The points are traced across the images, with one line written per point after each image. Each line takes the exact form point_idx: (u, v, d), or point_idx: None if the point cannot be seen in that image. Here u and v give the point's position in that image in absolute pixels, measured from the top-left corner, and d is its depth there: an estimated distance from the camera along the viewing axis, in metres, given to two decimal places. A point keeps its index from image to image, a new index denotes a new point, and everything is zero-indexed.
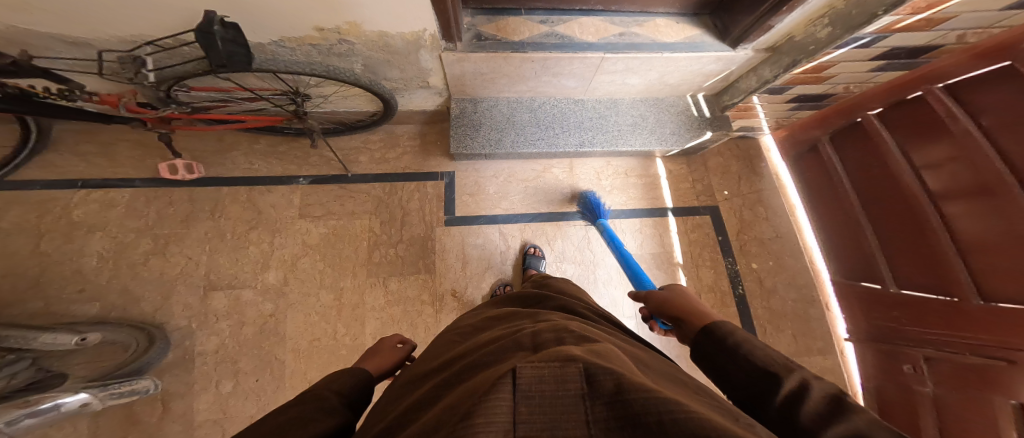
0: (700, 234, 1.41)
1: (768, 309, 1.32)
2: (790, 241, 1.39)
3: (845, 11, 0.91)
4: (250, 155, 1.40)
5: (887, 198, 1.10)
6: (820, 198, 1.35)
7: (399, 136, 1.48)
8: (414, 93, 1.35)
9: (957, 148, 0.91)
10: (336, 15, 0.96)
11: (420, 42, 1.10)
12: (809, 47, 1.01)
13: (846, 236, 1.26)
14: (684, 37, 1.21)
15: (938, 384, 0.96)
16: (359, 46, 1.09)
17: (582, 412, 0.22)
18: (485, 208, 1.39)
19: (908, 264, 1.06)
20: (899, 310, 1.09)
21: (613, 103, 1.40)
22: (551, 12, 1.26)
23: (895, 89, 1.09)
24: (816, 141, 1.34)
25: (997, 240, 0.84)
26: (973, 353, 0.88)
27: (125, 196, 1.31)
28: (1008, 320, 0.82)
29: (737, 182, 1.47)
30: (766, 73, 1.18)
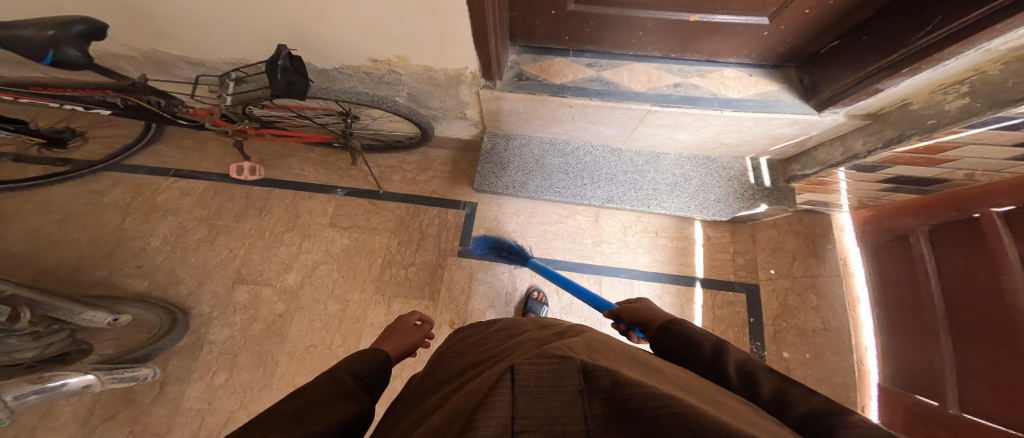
0: (728, 312, 1.22)
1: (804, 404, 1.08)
2: (839, 339, 1.15)
3: (995, 80, 0.71)
4: (304, 161, 1.53)
5: (977, 302, 0.80)
6: (895, 291, 1.04)
7: (434, 160, 1.51)
8: (451, 122, 1.37)
9: None
10: (388, 49, 1.02)
11: (461, 79, 1.13)
12: (928, 121, 0.82)
13: (923, 345, 0.93)
14: (755, 93, 1.07)
15: None
16: (407, 78, 1.14)
17: (578, 406, 0.17)
18: (500, 245, 1.36)
19: (982, 387, 0.76)
20: (950, 434, 0.81)
21: (654, 158, 1.29)
22: (600, 55, 1.21)
23: None
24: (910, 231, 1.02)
25: None
26: None
27: (200, 187, 1.50)
28: None
29: (790, 260, 1.27)
30: (856, 145, 1.01)
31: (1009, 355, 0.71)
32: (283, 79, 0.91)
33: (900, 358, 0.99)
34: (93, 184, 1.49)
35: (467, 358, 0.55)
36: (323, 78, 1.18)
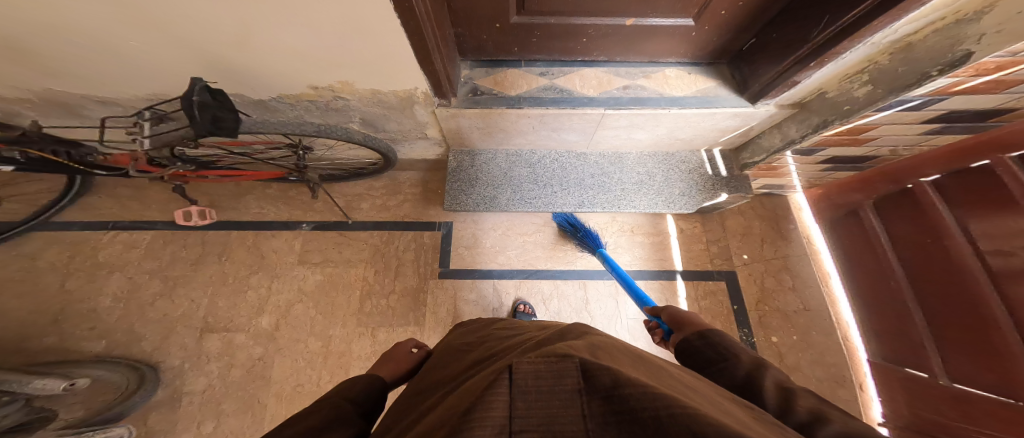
0: (712, 302, 1.24)
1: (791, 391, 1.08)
2: (819, 316, 1.19)
3: (890, 68, 0.79)
4: (261, 199, 1.44)
5: (938, 276, 0.88)
6: (857, 269, 1.13)
7: (403, 183, 1.47)
8: (414, 144, 1.33)
9: None
10: (329, 75, 0.98)
11: (413, 99, 1.10)
12: (843, 107, 0.89)
13: (890, 313, 1.01)
14: (695, 90, 1.12)
15: None
16: (356, 102, 1.10)
17: (579, 407, 0.19)
18: (481, 262, 1.33)
19: (961, 358, 0.82)
20: (945, 407, 0.86)
21: (618, 158, 1.32)
22: (551, 64, 1.23)
23: (955, 154, 0.91)
24: (857, 206, 1.14)
25: None
26: None
27: (146, 238, 1.37)
28: None
29: (759, 245, 1.31)
30: (791, 132, 1.06)
31: (978, 323, 0.79)
32: (204, 116, 0.81)
33: (870, 326, 1.08)
34: (23, 248, 1.33)
35: (462, 364, 0.51)
36: (266, 111, 1.12)
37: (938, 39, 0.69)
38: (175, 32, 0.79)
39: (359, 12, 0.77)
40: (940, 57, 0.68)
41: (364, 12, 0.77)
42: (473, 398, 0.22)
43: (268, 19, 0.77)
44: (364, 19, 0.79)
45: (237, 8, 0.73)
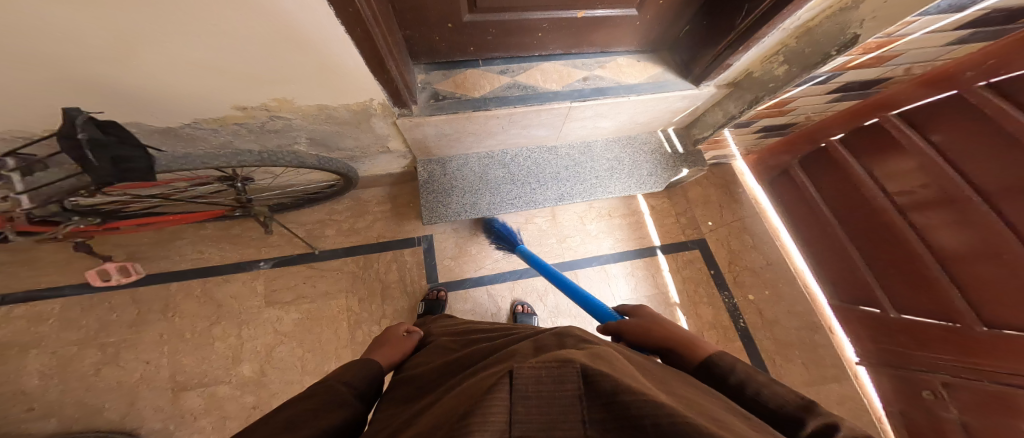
0: (692, 271, 1.36)
1: (775, 340, 1.23)
2: (783, 268, 1.31)
3: (798, 49, 0.94)
4: (199, 242, 1.21)
5: (860, 217, 1.16)
6: (798, 221, 1.37)
7: (368, 202, 1.35)
8: (376, 159, 1.22)
9: (922, 164, 0.99)
10: (259, 94, 0.82)
11: (369, 111, 0.99)
12: (769, 85, 1.02)
13: (837, 263, 1.25)
14: (648, 77, 1.19)
15: (962, 411, 0.90)
16: (298, 122, 0.94)
17: (578, 414, 0.21)
18: (469, 270, 1.30)
19: (903, 289, 1.06)
20: (904, 335, 1.07)
21: (586, 147, 1.36)
22: (509, 60, 1.22)
23: (848, 117, 1.18)
24: (787, 167, 1.40)
25: (974, 249, 0.88)
26: (990, 379, 0.85)
27: (55, 307, 1.08)
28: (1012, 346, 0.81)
29: (719, 211, 1.45)
30: (731, 109, 1.18)
31: (904, 253, 1.04)
32: (103, 161, 0.56)
33: (822, 276, 1.31)
34: None
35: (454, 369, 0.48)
36: (185, 144, 0.91)
37: (832, 24, 0.85)
38: (31, 73, 0.59)
39: (290, 18, 0.65)
40: (835, 39, 0.82)
41: (296, 19, 0.65)
42: (471, 402, 0.23)
43: (169, 36, 0.61)
44: (294, 27, 0.67)
45: (121, 31, 0.57)
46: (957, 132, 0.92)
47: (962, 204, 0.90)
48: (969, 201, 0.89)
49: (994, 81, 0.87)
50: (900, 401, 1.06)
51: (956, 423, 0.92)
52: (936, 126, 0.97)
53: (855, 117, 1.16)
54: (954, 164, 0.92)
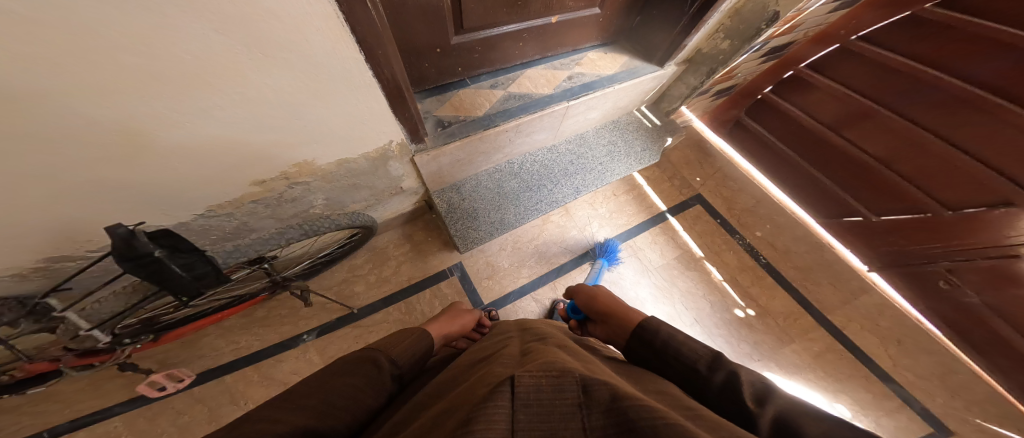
0: (702, 223, 1.62)
1: (795, 266, 1.53)
2: (768, 203, 1.68)
3: (733, 26, 1.18)
4: (229, 333, 1.12)
5: (810, 144, 1.62)
6: (764, 160, 1.81)
7: (386, 247, 1.32)
8: (388, 203, 1.16)
9: (840, 97, 1.45)
10: (276, 160, 0.74)
11: (387, 155, 0.95)
12: (719, 57, 1.26)
13: (818, 191, 1.65)
14: (620, 65, 1.33)
15: (981, 293, 1.25)
16: (317, 184, 0.88)
17: (578, 422, 0.25)
18: (510, 284, 1.32)
19: (875, 196, 1.48)
20: (892, 235, 1.44)
21: (581, 139, 1.48)
22: (495, 74, 1.24)
23: (772, 72, 1.60)
24: (737, 118, 1.84)
25: (898, 148, 1.34)
26: (981, 256, 1.21)
27: (116, 426, 0.96)
28: (976, 221, 1.19)
29: (700, 166, 1.78)
30: (692, 81, 1.41)
31: (862, 168, 1.47)
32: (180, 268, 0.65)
33: (810, 207, 1.71)
34: None
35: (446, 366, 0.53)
36: (196, 237, 0.80)
37: (753, 5, 1.09)
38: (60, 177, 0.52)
39: (319, 71, 0.62)
40: (762, 16, 1.08)
41: (327, 71, 0.62)
42: (476, 400, 0.27)
43: (190, 109, 0.54)
44: (321, 81, 0.64)
45: (127, 106, 0.48)
46: (855, 74, 1.39)
47: (876, 117, 1.36)
48: (879, 114, 1.35)
49: (861, 35, 1.33)
50: (922, 295, 1.40)
51: (980, 304, 1.25)
52: (838, 69, 1.43)
53: (779, 71, 1.59)
54: (862, 93, 1.38)
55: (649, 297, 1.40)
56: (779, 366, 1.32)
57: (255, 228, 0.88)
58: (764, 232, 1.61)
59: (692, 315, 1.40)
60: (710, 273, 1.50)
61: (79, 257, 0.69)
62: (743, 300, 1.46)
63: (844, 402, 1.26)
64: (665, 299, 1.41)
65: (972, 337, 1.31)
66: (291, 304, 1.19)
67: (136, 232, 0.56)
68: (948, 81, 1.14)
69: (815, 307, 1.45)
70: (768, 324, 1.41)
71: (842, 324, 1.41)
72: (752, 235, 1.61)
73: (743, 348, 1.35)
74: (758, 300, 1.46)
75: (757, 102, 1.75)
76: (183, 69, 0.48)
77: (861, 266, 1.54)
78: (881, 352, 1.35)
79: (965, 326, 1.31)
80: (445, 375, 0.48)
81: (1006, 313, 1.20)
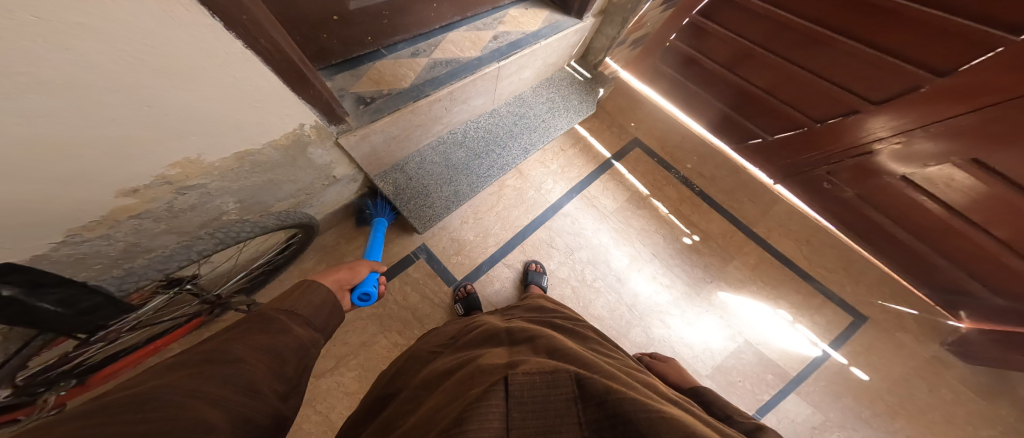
0: (643, 165, 1.75)
1: (722, 190, 1.73)
2: (692, 139, 1.86)
3: None
4: None
5: (712, 83, 1.81)
6: (681, 101, 1.99)
7: (337, 244, 1.21)
8: (324, 195, 1.05)
9: (726, 39, 1.63)
10: (142, 163, 0.57)
11: (303, 140, 0.83)
12: (627, 6, 1.34)
13: (725, 122, 1.87)
14: (543, 21, 1.34)
15: (852, 187, 1.53)
16: (217, 184, 0.73)
17: (576, 415, 0.25)
18: (479, 255, 1.31)
19: (767, 120, 1.70)
20: (784, 150, 1.70)
21: (519, 100, 1.48)
22: (413, 41, 1.15)
23: (672, 21, 1.75)
24: (653, 65, 1.99)
25: (774, 79, 1.56)
26: (847, 156, 1.49)
27: None
28: (839, 129, 1.46)
29: (634, 112, 1.90)
30: (610, 33, 1.49)
31: (752, 98, 1.69)
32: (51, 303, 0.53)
33: (723, 136, 1.93)
34: None
35: (436, 360, 0.51)
36: (69, 271, 0.62)
37: None
38: None
39: (172, 48, 0.46)
40: None
41: (178, 45, 0.46)
42: (479, 390, 0.28)
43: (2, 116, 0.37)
44: (182, 57, 0.48)
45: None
46: (735, 18, 1.56)
47: (756, 55, 1.57)
48: (757, 52, 1.55)
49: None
50: (814, 195, 1.69)
51: (852, 196, 1.54)
52: (721, 15, 1.60)
53: (677, 19, 1.72)
54: (742, 35, 1.58)
55: (611, 243, 1.48)
56: (727, 284, 1.51)
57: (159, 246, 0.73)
58: (693, 163, 1.79)
59: (650, 251, 1.52)
60: (657, 208, 1.64)
61: None
62: (688, 228, 1.61)
63: (784, 308, 1.49)
64: (625, 240, 1.51)
65: (852, 224, 1.61)
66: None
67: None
68: (797, 22, 1.37)
69: (743, 225, 1.66)
70: (711, 247, 1.58)
71: (765, 234, 1.64)
72: (684, 170, 1.77)
73: (697, 274, 1.51)
74: (698, 226, 1.63)
75: (668, 49, 1.88)
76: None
77: (768, 181, 1.81)
78: (797, 255, 1.60)
79: (845, 215, 1.61)
80: (433, 367, 0.46)
81: (871, 200, 1.50)
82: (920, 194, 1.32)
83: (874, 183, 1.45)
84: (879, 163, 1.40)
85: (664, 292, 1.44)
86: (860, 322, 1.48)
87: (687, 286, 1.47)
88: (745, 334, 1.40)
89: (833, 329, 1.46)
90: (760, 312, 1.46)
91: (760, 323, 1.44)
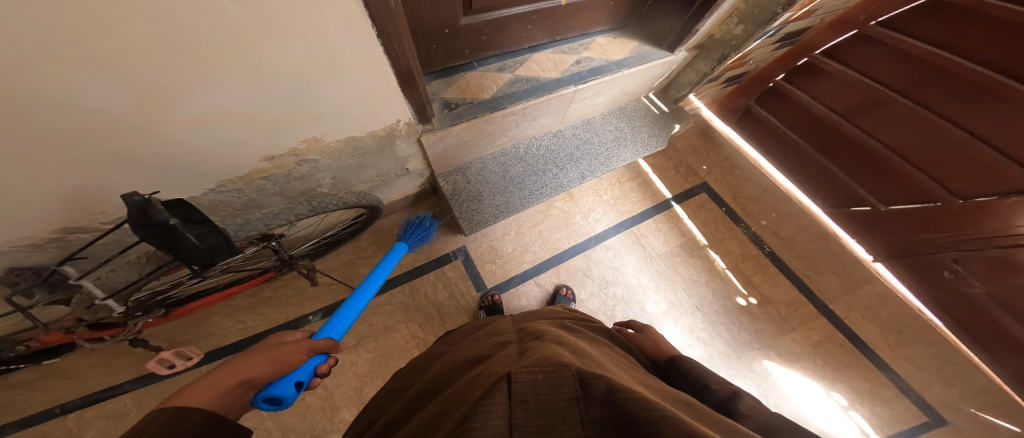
0: (707, 212, 1.62)
1: (799, 256, 1.53)
2: (775, 193, 1.66)
3: (749, 10, 1.16)
4: (233, 314, 1.16)
5: (817, 132, 1.60)
6: (772, 148, 1.80)
7: (390, 230, 1.36)
8: (393, 184, 1.18)
9: (853, 84, 1.44)
10: (286, 136, 0.73)
11: (394, 134, 0.94)
12: (732, 43, 1.26)
13: (824, 178, 1.64)
14: (630, 51, 1.32)
15: (985, 283, 1.24)
16: (325, 161, 0.88)
17: (576, 414, 0.25)
18: (513, 268, 1.35)
19: (884, 186, 1.46)
20: (900, 224, 1.43)
21: (587, 124, 1.49)
22: (502, 57, 1.22)
23: (785, 59, 1.60)
24: (747, 106, 1.83)
25: (911, 136, 1.33)
26: (987, 246, 1.20)
27: (126, 403, 1.01)
28: (987, 211, 1.19)
29: (707, 155, 1.78)
30: (702, 68, 1.41)
31: (869, 156, 1.46)
32: (192, 237, 0.67)
33: (816, 196, 1.70)
34: None
35: (440, 362, 0.55)
36: (206, 212, 0.80)
37: None
38: (71, 155, 0.52)
39: (331, 45, 0.59)
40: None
41: (339, 46, 0.60)
42: (476, 397, 0.28)
43: (205, 80, 0.52)
44: (335, 54, 0.61)
45: (136, 79, 0.47)
46: (877, 60, 1.36)
47: (890, 105, 1.35)
48: (894, 102, 1.33)
49: (882, 19, 1.32)
50: (925, 285, 1.40)
51: (982, 294, 1.25)
52: (853, 56, 1.42)
53: (791, 58, 1.59)
54: (879, 79, 1.37)
55: (652, 285, 1.41)
56: (778, 354, 1.34)
57: (267, 206, 0.90)
58: (770, 220, 1.61)
59: (694, 303, 1.41)
60: (712, 261, 1.51)
61: (90, 229, 0.69)
62: (746, 288, 1.46)
63: (840, 391, 1.28)
64: (669, 286, 1.42)
65: (971, 331, 1.31)
66: (296, 285, 1.23)
67: (149, 198, 0.57)
68: (961, 65, 1.14)
69: (817, 297, 1.45)
70: (770, 313, 1.42)
71: (843, 313, 1.41)
72: (758, 224, 1.61)
73: (743, 337, 1.36)
74: (760, 288, 1.46)
75: (767, 90, 1.74)
76: (198, 43, 0.46)
77: (866, 256, 1.53)
78: (880, 341, 1.35)
79: (971, 320, 1.31)
80: (442, 367, 0.49)
81: (1008, 304, 1.20)
82: None
83: (1021, 289, 1.16)
84: None
85: (698, 347, 1.32)
86: (936, 426, 1.23)
87: (727, 345, 1.34)
88: (782, 407, 1.23)
89: (895, 425, 1.23)
90: (803, 386, 1.28)
91: (803, 399, 1.26)
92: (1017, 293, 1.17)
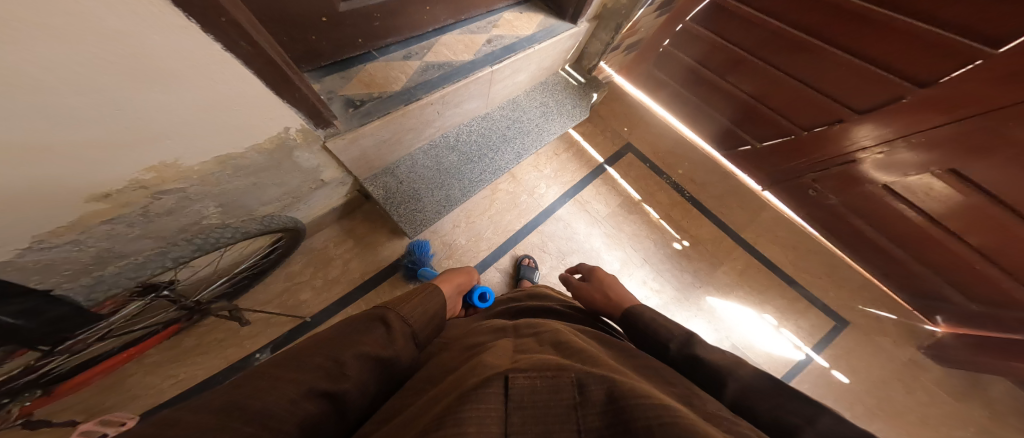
0: (637, 171, 1.76)
1: (712, 196, 1.76)
2: (682, 145, 1.87)
3: None
4: (156, 371, 0.94)
5: (702, 90, 1.82)
6: (673, 107, 2.01)
7: (325, 247, 1.20)
8: (311, 199, 1.04)
9: (716, 47, 1.65)
10: (114, 168, 0.53)
11: (288, 144, 0.79)
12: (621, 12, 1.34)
13: (716, 127, 1.89)
14: (537, 25, 1.32)
15: (837, 194, 1.55)
16: (197, 188, 0.69)
17: (572, 421, 0.23)
18: (470, 259, 1.31)
19: (754, 127, 1.73)
20: (774, 156, 1.71)
21: (513, 104, 1.48)
22: (406, 43, 1.13)
23: (665, 25, 1.74)
24: (647, 71, 2.00)
25: (765, 86, 1.57)
26: (833, 164, 1.51)
27: None
28: (826, 137, 1.48)
29: (626, 118, 1.91)
30: (603, 37, 1.49)
31: (741, 105, 1.71)
32: None
33: (714, 142, 1.94)
34: None
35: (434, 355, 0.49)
36: (33, 274, 0.58)
37: None
38: None
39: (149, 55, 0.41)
40: None
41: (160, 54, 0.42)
42: (451, 398, 0.25)
43: None
44: (158, 60, 0.43)
45: None
46: (727, 25, 1.57)
47: (747, 62, 1.57)
48: (749, 60, 1.56)
49: None
50: (801, 204, 1.71)
51: (837, 204, 1.57)
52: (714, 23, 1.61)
53: (669, 26, 1.73)
54: (732, 42, 1.59)
55: (603, 246, 1.50)
56: (715, 289, 1.53)
57: (134, 250, 0.71)
58: (687, 167, 1.82)
59: (641, 255, 1.53)
60: (647, 213, 1.65)
61: None
62: (678, 233, 1.63)
63: (769, 313, 1.52)
64: (617, 245, 1.52)
65: (836, 232, 1.64)
66: (226, 327, 1.04)
67: None
68: (790, 32, 1.37)
69: (732, 230, 1.68)
70: (701, 252, 1.61)
71: (752, 239, 1.67)
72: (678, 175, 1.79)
73: (686, 279, 1.53)
74: (689, 231, 1.65)
75: (660, 55, 1.90)
76: None
77: (757, 187, 1.83)
78: (784, 260, 1.64)
79: (828, 224, 1.65)
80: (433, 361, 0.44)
81: (853, 207, 1.52)
82: (898, 201, 1.36)
83: (859, 194, 1.48)
84: (860, 170, 1.43)
85: (653, 297, 1.45)
86: (841, 327, 1.53)
87: (676, 290, 1.49)
88: (732, 338, 1.43)
89: (816, 333, 1.50)
90: (745, 316, 1.49)
91: (747, 328, 1.47)
92: (860, 198, 1.48)
